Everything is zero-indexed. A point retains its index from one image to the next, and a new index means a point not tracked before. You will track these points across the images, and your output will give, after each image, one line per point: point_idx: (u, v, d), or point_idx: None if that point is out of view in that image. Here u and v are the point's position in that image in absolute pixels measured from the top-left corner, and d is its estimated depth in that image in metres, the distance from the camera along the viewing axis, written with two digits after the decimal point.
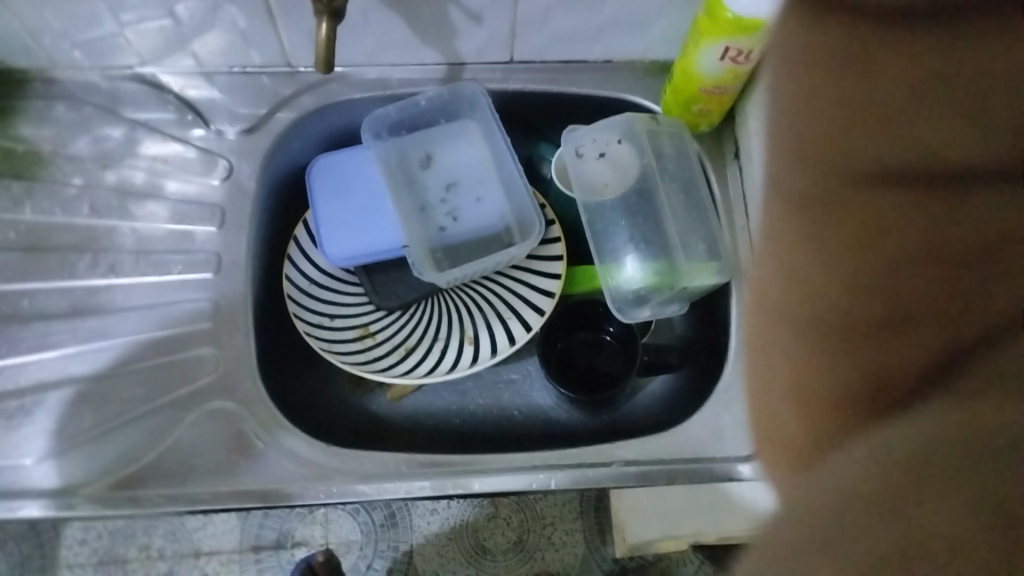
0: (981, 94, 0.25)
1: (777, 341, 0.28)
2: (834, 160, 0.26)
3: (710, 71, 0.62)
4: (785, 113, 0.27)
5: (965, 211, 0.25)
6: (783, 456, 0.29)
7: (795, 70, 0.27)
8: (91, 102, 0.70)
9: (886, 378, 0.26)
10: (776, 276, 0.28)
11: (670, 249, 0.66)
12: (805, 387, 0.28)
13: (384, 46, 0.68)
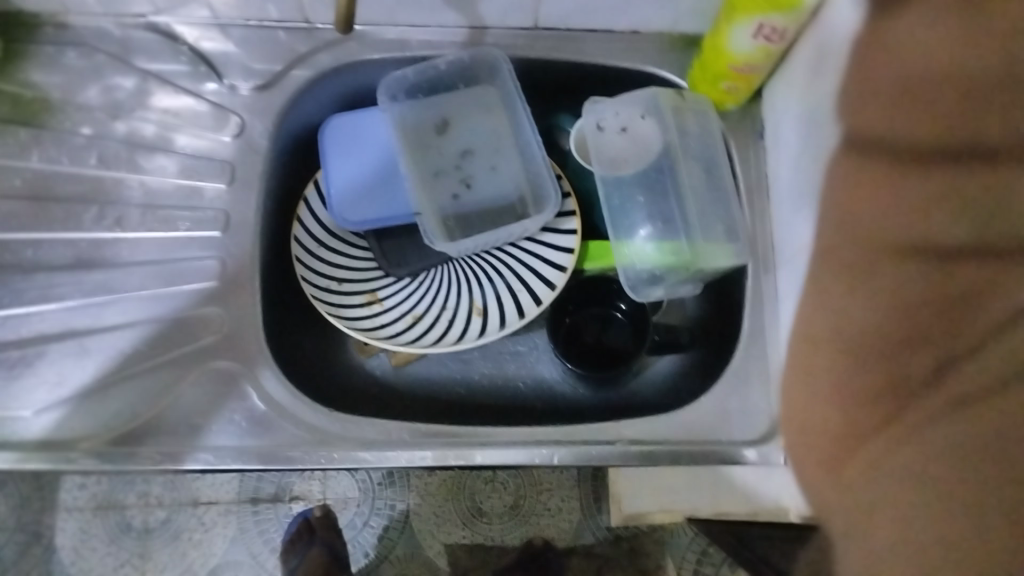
0: None
1: None
2: None
3: (742, 49, 0.60)
4: None
5: None
6: None
7: None
8: (103, 50, 0.68)
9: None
10: None
11: (687, 229, 0.65)
12: None
13: (405, 6, 0.66)
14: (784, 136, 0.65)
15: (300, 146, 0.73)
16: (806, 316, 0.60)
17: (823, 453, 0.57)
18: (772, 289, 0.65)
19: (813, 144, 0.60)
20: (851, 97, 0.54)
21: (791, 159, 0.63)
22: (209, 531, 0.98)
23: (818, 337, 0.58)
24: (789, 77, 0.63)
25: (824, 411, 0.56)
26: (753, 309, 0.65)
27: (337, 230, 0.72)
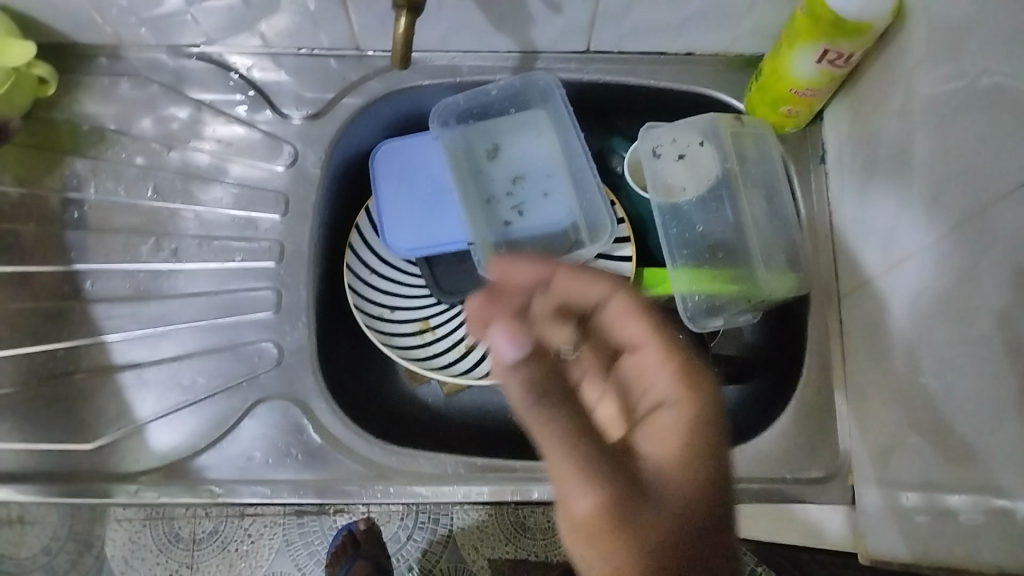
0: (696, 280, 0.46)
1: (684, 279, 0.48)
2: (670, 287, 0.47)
3: (804, 73, 0.58)
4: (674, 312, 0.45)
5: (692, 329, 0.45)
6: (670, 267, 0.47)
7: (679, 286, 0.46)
8: (157, 81, 0.68)
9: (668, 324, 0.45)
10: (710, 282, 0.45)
11: (747, 257, 0.64)
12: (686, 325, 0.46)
13: (457, 33, 0.66)
14: (847, 161, 0.62)
15: (350, 172, 0.72)
16: (875, 348, 0.58)
17: (888, 495, 0.55)
18: (839, 319, 0.63)
19: (878, 173, 0.57)
20: (919, 126, 0.52)
21: (855, 187, 0.61)
22: (255, 542, 0.99)
23: (892, 373, 0.55)
24: (854, 100, 0.61)
25: (897, 450, 0.54)
26: (817, 340, 0.63)
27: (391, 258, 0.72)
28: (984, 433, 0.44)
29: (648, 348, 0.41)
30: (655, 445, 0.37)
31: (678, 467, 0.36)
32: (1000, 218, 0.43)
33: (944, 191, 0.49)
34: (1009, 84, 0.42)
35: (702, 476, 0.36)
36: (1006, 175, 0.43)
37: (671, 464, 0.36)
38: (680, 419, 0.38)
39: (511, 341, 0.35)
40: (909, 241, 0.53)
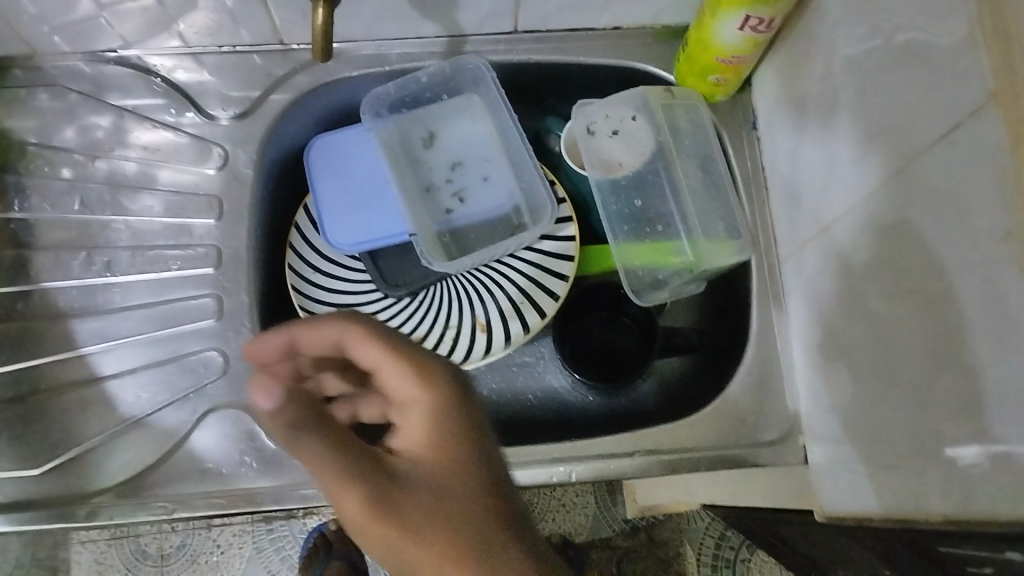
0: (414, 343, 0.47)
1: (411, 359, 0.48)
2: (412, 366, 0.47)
3: (729, 41, 0.59)
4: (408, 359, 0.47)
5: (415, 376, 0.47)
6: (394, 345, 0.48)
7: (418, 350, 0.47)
8: (75, 90, 0.66)
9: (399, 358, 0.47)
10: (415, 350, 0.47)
11: (686, 229, 0.64)
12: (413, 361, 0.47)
13: (381, 21, 0.64)
14: (777, 126, 0.63)
15: (285, 170, 0.71)
16: (815, 310, 0.58)
17: (837, 451, 0.56)
18: (781, 282, 0.64)
19: (807, 136, 0.58)
20: (842, 87, 0.52)
21: (786, 151, 0.62)
22: (225, 552, 0.98)
23: (833, 333, 0.56)
24: (780, 65, 0.61)
25: (843, 406, 0.55)
26: (761, 304, 0.64)
27: (333, 255, 0.71)
28: (924, 383, 0.45)
29: (384, 368, 0.42)
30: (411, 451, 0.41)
31: (432, 465, 0.40)
32: (923, 171, 0.44)
33: (870, 150, 0.50)
34: (925, 39, 0.43)
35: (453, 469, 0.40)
36: (928, 128, 0.43)
37: (426, 456, 0.40)
38: (422, 415, 0.41)
39: (268, 391, 0.39)
40: (840, 200, 0.54)
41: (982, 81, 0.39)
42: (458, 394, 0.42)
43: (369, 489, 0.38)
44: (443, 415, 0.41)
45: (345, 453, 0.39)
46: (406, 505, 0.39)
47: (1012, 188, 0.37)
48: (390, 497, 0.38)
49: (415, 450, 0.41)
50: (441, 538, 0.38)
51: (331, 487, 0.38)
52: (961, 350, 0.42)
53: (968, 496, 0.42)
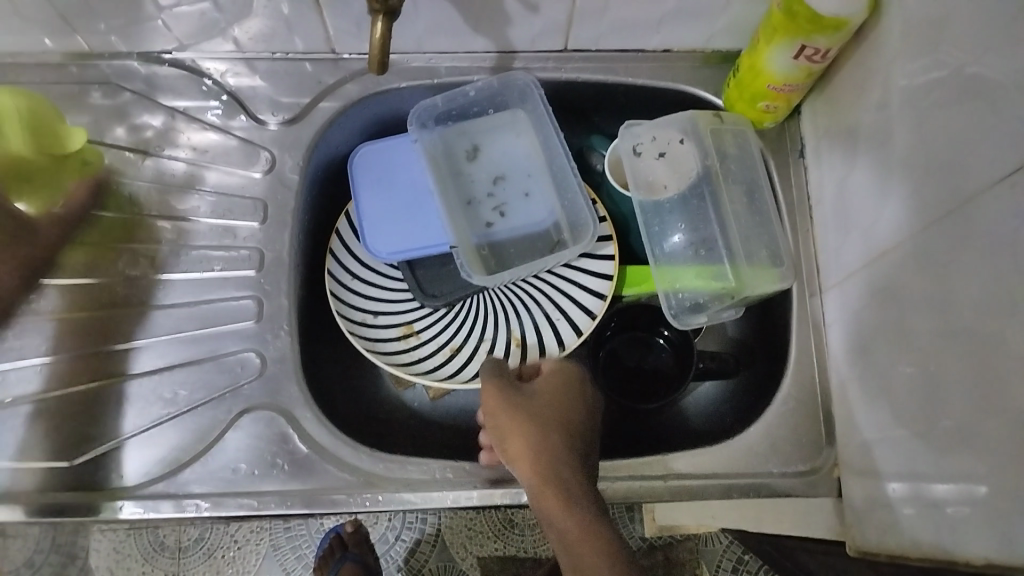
0: (571, 390, 0.59)
1: (568, 404, 0.58)
2: (577, 406, 0.58)
3: (782, 69, 0.58)
4: (559, 384, 0.59)
5: (576, 402, 0.58)
6: (565, 385, 0.59)
7: (577, 391, 0.59)
8: (128, 89, 0.67)
9: (569, 394, 0.58)
10: (573, 398, 0.58)
11: (729, 254, 0.64)
12: (567, 395, 0.58)
13: (434, 34, 0.65)
14: (825, 156, 0.63)
15: (329, 176, 0.72)
16: (856, 341, 0.58)
17: (872, 487, 0.55)
18: (821, 312, 0.63)
19: (856, 168, 0.58)
20: (897, 120, 0.52)
21: (835, 181, 0.61)
22: (243, 548, 0.98)
23: (873, 367, 0.56)
24: (831, 94, 0.61)
25: (881, 443, 0.54)
26: (799, 334, 0.64)
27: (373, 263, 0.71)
28: (968, 427, 0.45)
29: (548, 370, 0.61)
30: (534, 399, 0.58)
31: (542, 413, 0.56)
32: (980, 212, 0.43)
33: (922, 186, 0.49)
34: (988, 78, 0.42)
35: (555, 423, 0.55)
36: (988, 168, 0.43)
37: (543, 401, 0.57)
38: (548, 382, 0.59)
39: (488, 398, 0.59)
40: (888, 234, 0.53)
41: None
42: (578, 388, 0.59)
43: (526, 413, 0.56)
44: (571, 386, 0.59)
45: (562, 409, 0.57)
46: (529, 432, 0.55)
47: None
48: (533, 420, 0.55)
49: (537, 396, 0.58)
50: (534, 445, 0.54)
51: (504, 417, 0.56)
52: (1012, 395, 0.41)
53: (1011, 545, 0.41)
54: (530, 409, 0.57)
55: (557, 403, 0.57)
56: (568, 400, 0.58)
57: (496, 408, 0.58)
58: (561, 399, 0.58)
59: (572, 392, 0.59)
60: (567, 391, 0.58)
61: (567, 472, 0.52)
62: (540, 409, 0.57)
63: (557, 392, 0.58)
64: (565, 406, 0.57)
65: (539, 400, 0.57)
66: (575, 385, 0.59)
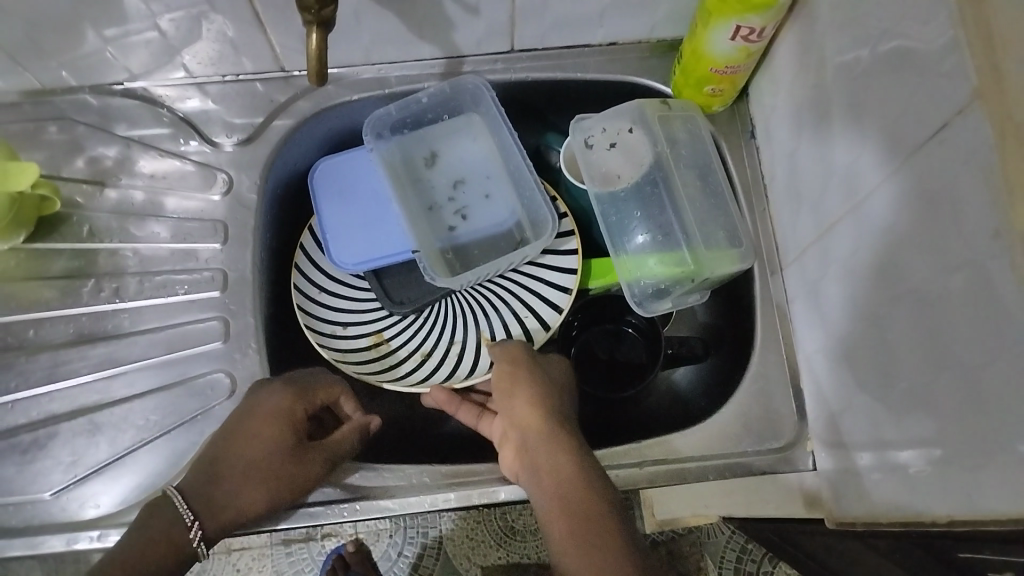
0: (568, 379, 0.62)
1: (569, 389, 0.61)
2: (574, 395, 0.61)
3: (722, 52, 0.59)
4: (560, 368, 0.62)
5: (572, 391, 0.61)
6: (565, 372, 0.62)
7: (571, 383, 0.62)
8: (83, 122, 0.68)
9: (569, 381, 0.61)
10: (571, 386, 0.61)
11: (687, 239, 0.64)
12: (567, 382, 0.61)
13: (380, 45, 0.66)
14: (774, 134, 0.63)
15: (290, 193, 0.72)
16: (817, 311, 0.58)
17: (843, 457, 0.55)
18: (783, 288, 0.64)
19: (803, 144, 0.58)
20: (834, 92, 0.53)
21: (784, 160, 0.62)
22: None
23: (834, 337, 0.56)
24: (774, 73, 0.62)
25: (848, 413, 0.55)
26: (764, 311, 0.64)
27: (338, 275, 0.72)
28: (925, 386, 0.45)
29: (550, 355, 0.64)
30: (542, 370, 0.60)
31: (552, 387, 0.59)
32: (916, 170, 0.44)
33: (863, 151, 0.50)
34: (911, 43, 0.43)
35: (562, 400, 0.58)
36: (917, 130, 0.43)
37: (551, 376, 0.60)
38: (553, 362, 0.62)
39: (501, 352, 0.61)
40: (836, 205, 0.54)
41: (965, 78, 0.39)
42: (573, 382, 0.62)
43: (538, 381, 0.59)
44: (568, 376, 0.62)
45: (566, 392, 0.60)
46: (542, 400, 0.57)
47: (1002, 183, 0.36)
48: (547, 392, 0.58)
49: (545, 368, 0.61)
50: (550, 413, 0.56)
51: (518, 378, 0.59)
52: (958, 348, 0.41)
53: (970, 497, 0.41)
54: (542, 379, 0.59)
55: (562, 385, 0.60)
56: (569, 388, 0.61)
57: (505, 368, 0.60)
58: (568, 382, 0.61)
59: (569, 383, 0.62)
60: (567, 379, 0.62)
61: (579, 447, 0.55)
62: (551, 382, 0.59)
63: (561, 376, 0.61)
64: (568, 391, 0.60)
65: (548, 375, 0.60)
66: (570, 377, 0.62)
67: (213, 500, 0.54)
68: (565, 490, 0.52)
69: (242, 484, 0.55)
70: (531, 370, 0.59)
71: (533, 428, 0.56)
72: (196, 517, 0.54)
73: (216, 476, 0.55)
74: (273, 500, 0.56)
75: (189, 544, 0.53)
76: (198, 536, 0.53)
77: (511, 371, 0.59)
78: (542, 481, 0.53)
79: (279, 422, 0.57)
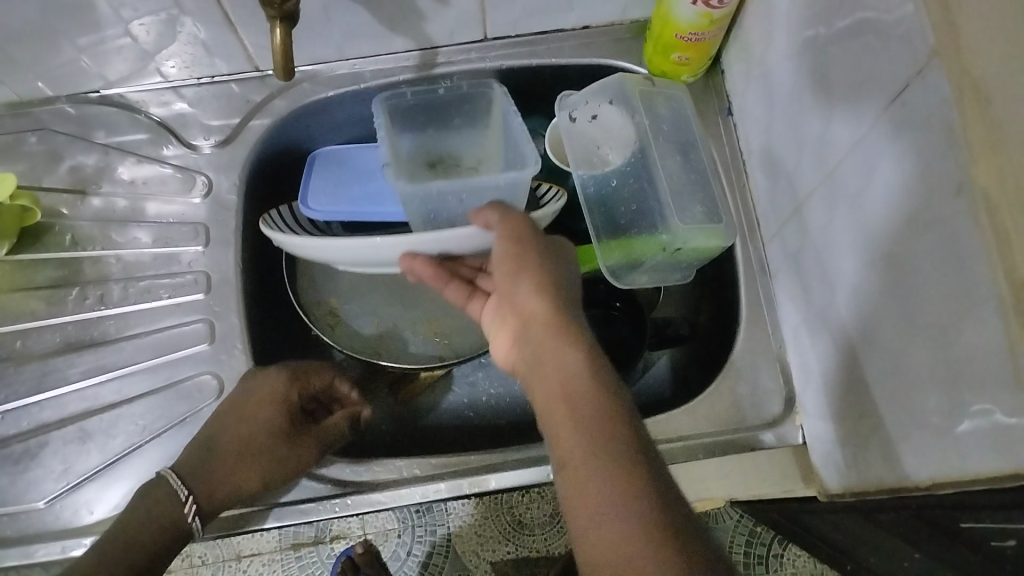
0: (571, 263, 0.59)
1: (569, 274, 0.57)
2: (576, 281, 0.58)
3: (685, 17, 0.59)
4: (562, 252, 0.59)
5: (574, 276, 0.58)
6: (568, 257, 0.59)
7: (574, 267, 0.59)
8: (62, 131, 0.68)
9: (570, 265, 0.58)
10: (572, 271, 0.58)
11: (664, 210, 0.62)
12: (569, 266, 0.58)
13: (352, 41, 0.66)
14: (750, 108, 0.63)
15: (269, 194, 0.73)
16: (800, 282, 0.58)
17: (832, 428, 0.55)
18: (766, 263, 0.64)
19: (776, 116, 0.58)
20: (803, 62, 0.52)
21: (760, 135, 0.62)
22: None
23: (817, 307, 0.56)
24: (746, 47, 0.62)
25: (834, 384, 0.54)
26: (749, 287, 0.64)
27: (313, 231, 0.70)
28: (902, 351, 0.44)
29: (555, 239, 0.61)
30: (544, 251, 0.57)
31: (554, 270, 0.56)
32: (883, 132, 0.43)
33: (834, 116, 0.49)
34: (873, 6, 0.43)
35: (563, 283, 0.55)
36: (882, 92, 0.43)
37: (553, 259, 0.57)
38: (560, 246, 0.59)
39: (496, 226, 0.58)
40: (811, 174, 0.53)
41: (923, 38, 0.38)
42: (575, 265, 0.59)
43: (540, 264, 0.56)
44: (571, 259, 0.59)
45: (568, 277, 0.57)
46: (541, 285, 0.54)
47: (963, 142, 0.36)
48: (548, 275, 0.55)
49: (548, 248, 0.58)
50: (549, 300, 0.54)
51: (518, 258, 0.56)
52: (931, 312, 0.41)
53: (955, 461, 0.41)
54: (545, 262, 0.56)
55: (563, 267, 0.57)
56: (570, 272, 0.58)
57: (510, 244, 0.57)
58: (573, 268, 0.59)
59: (572, 267, 0.59)
60: (569, 262, 0.59)
61: (580, 333, 0.52)
62: (550, 264, 0.56)
63: (564, 259, 0.58)
64: (569, 277, 0.57)
65: (550, 256, 0.57)
66: (572, 263, 0.59)
67: (205, 479, 0.56)
68: (564, 372, 0.49)
69: (239, 462, 0.57)
70: (532, 250, 0.57)
71: (543, 308, 0.53)
72: (190, 493, 0.55)
73: (214, 455, 0.57)
74: (269, 479, 0.58)
75: (184, 519, 0.55)
76: (192, 512, 0.55)
77: (517, 248, 0.56)
78: (552, 353, 0.51)
79: (269, 405, 0.59)
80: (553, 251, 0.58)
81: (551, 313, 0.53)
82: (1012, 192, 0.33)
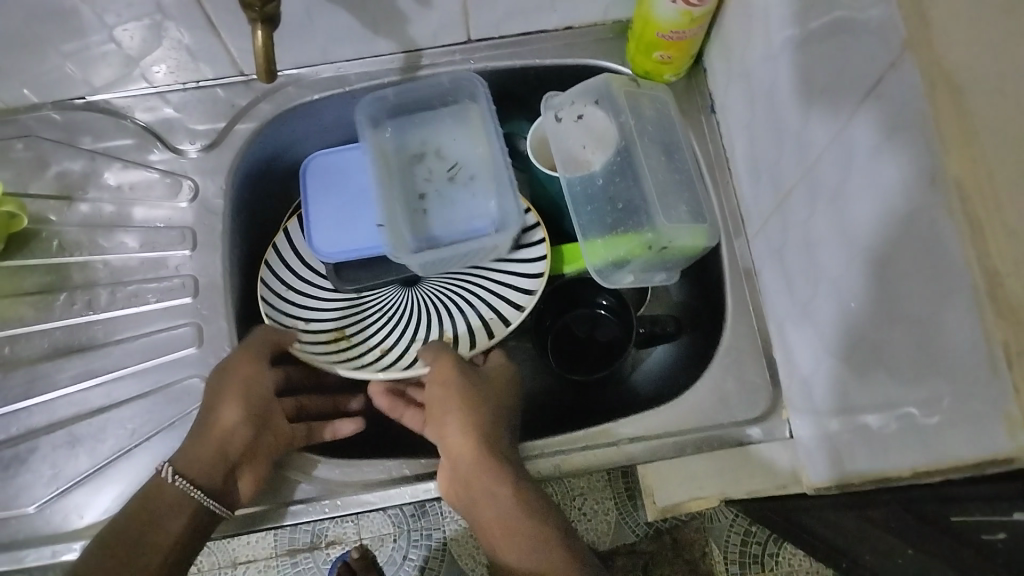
0: (499, 382, 0.62)
1: (496, 396, 0.61)
2: (506, 399, 0.61)
3: (665, 15, 0.60)
4: (490, 375, 0.63)
5: (505, 396, 0.61)
6: (497, 377, 0.63)
7: (505, 383, 0.62)
8: (48, 138, 0.68)
9: (498, 386, 0.62)
10: (503, 390, 0.62)
11: (648, 207, 0.63)
12: (497, 388, 0.62)
13: (336, 44, 0.66)
14: (732, 106, 0.63)
15: (256, 197, 0.73)
16: (784, 279, 0.58)
17: (816, 423, 0.55)
18: (750, 260, 0.64)
19: (757, 113, 0.58)
20: (781, 62, 0.53)
21: (742, 132, 0.62)
22: None
23: (800, 302, 0.56)
24: (727, 45, 0.62)
25: (818, 379, 0.55)
26: (734, 283, 0.64)
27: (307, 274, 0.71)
28: (881, 343, 0.45)
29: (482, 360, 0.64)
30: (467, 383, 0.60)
31: (475, 403, 0.59)
32: (859, 128, 0.44)
33: (812, 111, 0.50)
34: (847, 3, 0.43)
35: (487, 412, 0.58)
36: (857, 88, 0.43)
37: (475, 387, 0.60)
38: (490, 372, 0.63)
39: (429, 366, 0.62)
40: (791, 170, 0.54)
41: (895, 32, 0.39)
42: (504, 380, 0.63)
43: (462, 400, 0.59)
44: (500, 376, 0.63)
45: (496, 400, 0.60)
46: (463, 423, 0.57)
47: (933, 131, 0.36)
48: (470, 408, 0.58)
49: (471, 377, 0.61)
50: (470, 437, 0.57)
51: (443, 399, 0.59)
52: (906, 301, 0.41)
53: (934, 447, 0.41)
54: (468, 394, 0.59)
55: (489, 392, 0.60)
56: (500, 392, 0.61)
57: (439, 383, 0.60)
58: (504, 385, 0.62)
59: (501, 385, 0.62)
60: (499, 380, 0.62)
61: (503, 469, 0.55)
62: (472, 396, 0.59)
63: (490, 384, 0.62)
64: (497, 399, 0.60)
65: (473, 386, 0.60)
66: (503, 379, 0.63)
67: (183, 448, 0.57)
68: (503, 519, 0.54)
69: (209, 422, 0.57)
70: (456, 387, 0.59)
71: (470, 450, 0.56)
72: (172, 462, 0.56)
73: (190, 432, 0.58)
74: (243, 424, 0.57)
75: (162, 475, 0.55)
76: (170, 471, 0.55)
77: (443, 392, 0.60)
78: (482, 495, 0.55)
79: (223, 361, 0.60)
80: (478, 380, 0.61)
81: (471, 452, 0.56)
82: (985, 182, 0.34)
